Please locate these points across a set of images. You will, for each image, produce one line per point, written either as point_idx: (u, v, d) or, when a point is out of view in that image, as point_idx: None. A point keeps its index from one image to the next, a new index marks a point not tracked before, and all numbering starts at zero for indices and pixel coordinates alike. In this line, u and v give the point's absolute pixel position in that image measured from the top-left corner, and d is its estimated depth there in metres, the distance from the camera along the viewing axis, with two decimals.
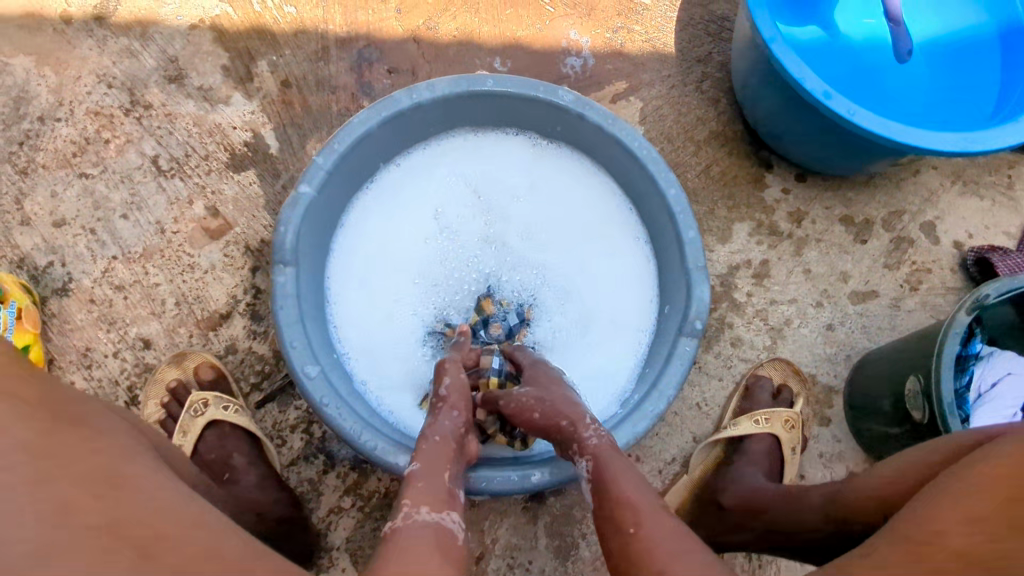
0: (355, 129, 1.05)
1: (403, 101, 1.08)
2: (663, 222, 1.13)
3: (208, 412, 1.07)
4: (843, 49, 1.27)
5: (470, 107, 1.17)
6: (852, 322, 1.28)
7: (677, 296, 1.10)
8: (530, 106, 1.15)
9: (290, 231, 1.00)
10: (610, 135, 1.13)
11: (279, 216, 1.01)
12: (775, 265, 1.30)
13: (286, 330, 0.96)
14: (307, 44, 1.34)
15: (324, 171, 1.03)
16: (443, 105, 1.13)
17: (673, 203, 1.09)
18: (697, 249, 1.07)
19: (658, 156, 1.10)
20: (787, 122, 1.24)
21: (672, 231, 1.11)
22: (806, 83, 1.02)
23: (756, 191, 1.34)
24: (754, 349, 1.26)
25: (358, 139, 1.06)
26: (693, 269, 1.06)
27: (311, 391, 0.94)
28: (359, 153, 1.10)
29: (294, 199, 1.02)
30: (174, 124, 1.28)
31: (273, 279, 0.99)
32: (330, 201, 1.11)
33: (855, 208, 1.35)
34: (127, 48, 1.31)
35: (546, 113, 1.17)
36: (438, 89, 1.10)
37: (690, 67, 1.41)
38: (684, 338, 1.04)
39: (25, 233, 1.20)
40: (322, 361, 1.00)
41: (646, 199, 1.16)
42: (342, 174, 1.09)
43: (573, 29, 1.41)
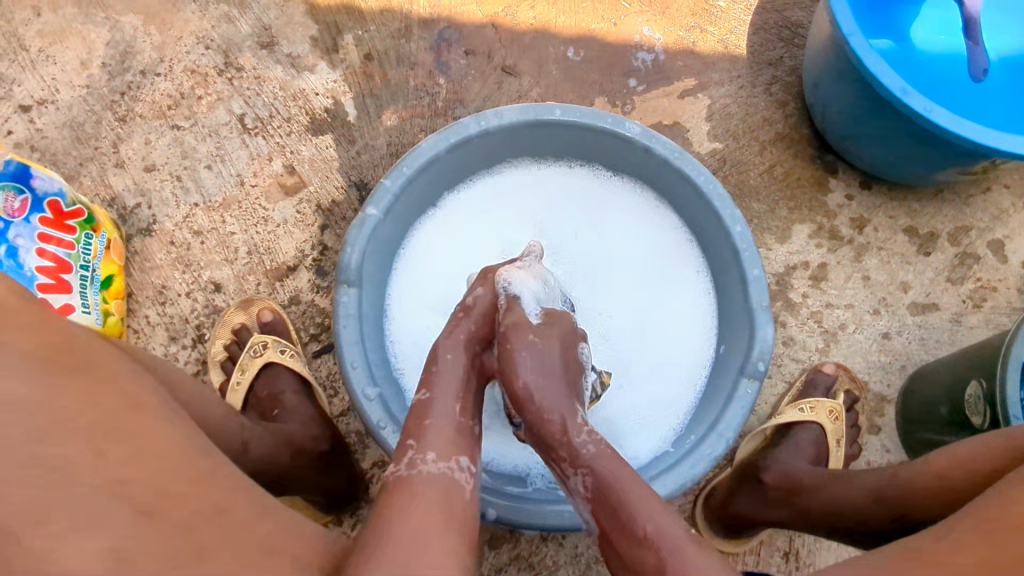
0: (423, 154, 1.06)
1: (471, 128, 1.08)
2: (726, 260, 1.10)
3: (266, 354, 1.11)
4: (918, 61, 1.27)
5: (535, 138, 1.16)
6: (909, 332, 1.26)
7: (738, 336, 1.07)
8: (594, 137, 1.14)
9: (355, 252, 1.01)
10: (675, 169, 1.10)
11: (346, 236, 1.02)
12: (833, 269, 1.29)
13: (347, 351, 0.96)
14: (391, 22, 1.41)
15: (390, 194, 1.04)
16: (508, 133, 1.12)
17: (739, 240, 1.06)
18: (762, 288, 1.04)
19: (723, 191, 1.07)
20: (858, 123, 1.24)
21: (735, 268, 1.08)
22: (883, 78, 1.03)
23: (819, 196, 1.34)
24: (806, 350, 1.25)
25: (425, 164, 1.07)
26: (757, 308, 1.03)
27: (369, 413, 0.94)
28: (423, 179, 1.10)
29: (361, 222, 1.02)
30: (261, 87, 1.35)
31: (336, 299, 1.00)
32: (395, 224, 1.11)
33: (920, 219, 1.33)
34: (225, 14, 1.40)
35: (612, 146, 1.15)
36: (506, 117, 1.09)
37: (761, 69, 1.43)
38: (745, 379, 1.00)
39: (118, 175, 1.28)
40: (382, 384, 0.99)
41: (709, 234, 1.13)
42: (407, 198, 1.10)
43: (647, 25, 1.44)
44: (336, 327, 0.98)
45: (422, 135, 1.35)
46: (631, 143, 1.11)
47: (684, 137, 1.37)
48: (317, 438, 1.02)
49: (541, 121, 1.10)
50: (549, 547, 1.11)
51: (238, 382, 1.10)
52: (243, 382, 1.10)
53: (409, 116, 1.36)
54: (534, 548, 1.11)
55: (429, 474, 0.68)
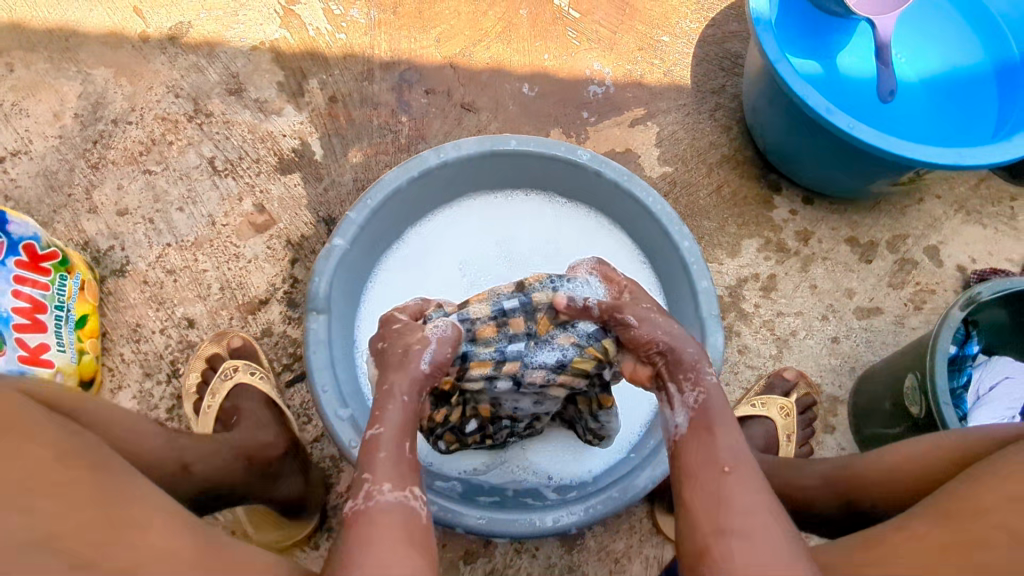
0: (387, 186, 1.13)
1: (430, 160, 1.15)
2: (677, 274, 1.17)
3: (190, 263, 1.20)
4: (843, 85, 1.39)
5: (491, 171, 1.23)
6: (857, 335, 1.33)
7: None
8: (547, 165, 1.22)
9: (323, 280, 1.06)
10: (625, 191, 1.18)
11: (314, 266, 1.07)
12: (782, 279, 1.37)
13: (317, 375, 1.00)
14: (354, 66, 1.49)
15: (356, 224, 1.10)
16: (466, 165, 1.20)
17: (687, 254, 1.14)
18: (711, 296, 1.11)
19: (670, 210, 1.16)
20: (794, 144, 1.33)
21: (685, 281, 1.15)
22: (809, 99, 1.12)
23: (765, 211, 1.42)
24: (760, 357, 1.31)
25: (388, 195, 1.14)
26: (708, 316, 1.10)
27: (341, 435, 0.97)
28: (387, 212, 1.16)
29: (328, 251, 1.08)
30: (230, 130, 1.41)
31: (307, 326, 1.04)
32: (363, 255, 1.16)
33: (860, 229, 1.42)
34: (195, 64, 1.47)
35: (565, 174, 1.23)
36: (464, 149, 1.17)
37: (704, 97, 1.52)
38: None
39: (91, 220, 1.32)
40: (352, 406, 1.03)
41: (660, 251, 1.20)
42: (373, 230, 1.16)
43: (596, 61, 1.54)
44: (306, 353, 1.03)
45: (387, 170, 1.41)
46: (582, 168, 1.19)
47: (635, 162, 1.46)
48: (288, 462, 1.04)
49: (496, 151, 1.18)
50: (523, 560, 1.14)
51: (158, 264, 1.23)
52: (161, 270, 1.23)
53: (374, 152, 1.42)
54: (509, 562, 1.13)
55: (365, 512, 0.64)
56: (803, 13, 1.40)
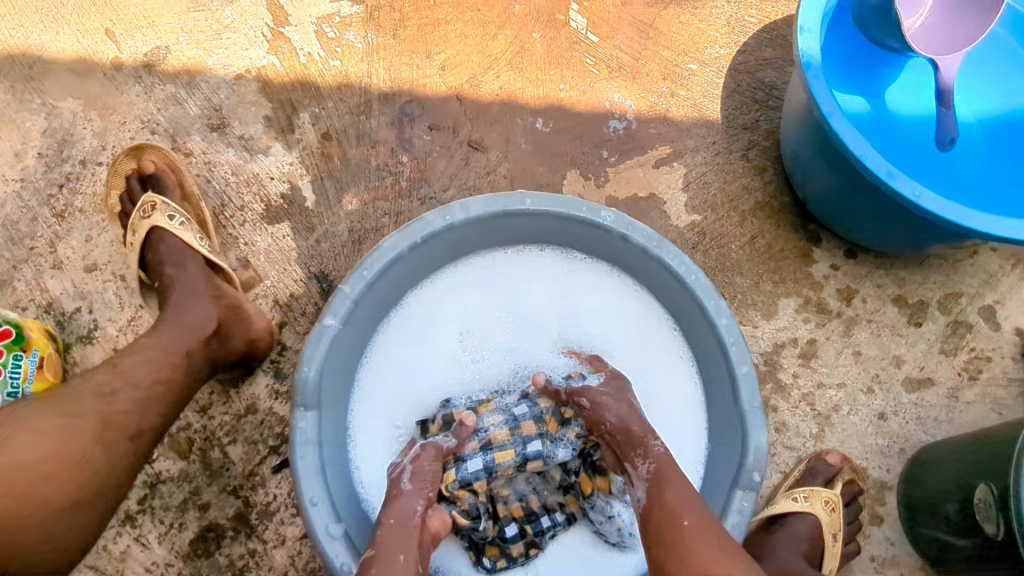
0: (385, 255, 0.99)
1: (436, 223, 1.01)
2: (713, 353, 1.04)
3: (152, 218, 1.10)
4: (896, 127, 1.23)
5: (503, 229, 1.09)
6: (906, 411, 1.20)
7: (729, 438, 1.00)
8: (566, 225, 1.08)
9: (313, 369, 0.93)
10: (655, 258, 1.05)
11: (301, 352, 0.94)
12: (823, 344, 1.23)
13: (304, 485, 0.88)
14: (350, 98, 1.34)
15: (350, 301, 0.97)
16: (475, 226, 1.06)
17: (725, 333, 1.00)
18: (752, 384, 0.98)
19: (706, 280, 1.02)
20: (839, 200, 1.19)
21: (723, 364, 1.02)
22: (869, 161, 0.97)
23: (804, 267, 1.28)
24: (799, 436, 1.18)
25: (387, 265, 1.00)
26: (750, 410, 0.97)
27: (333, 557, 0.85)
28: (385, 281, 1.03)
29: (319, 334, 0.94)
30: (212, 173, 1.28)
31: (293, 424, 0.91)
32: (358, 330, 1.03)
33: (909, 287, 1.28)
34: (173, 96, 1.32)
35: (586, 234, 1.09)
36: (473, 210, 1.03)
37: (737, 134, 1.37)
38: (740, 490, 0.94)
39: (56, 277, 1.19)
40: (345, 517, 0.91)
41: (693, 325, 1.07)
42: (369, 303, 1.02)
43: (617, 92, 1.39)
44: (293, 457, 0.90)
45: (385, 219, 1.27)
46: (606, 231, 1.05)
47: (661, 209, 1.31)
48: None
49: (509, 212, 1.04)
50: None
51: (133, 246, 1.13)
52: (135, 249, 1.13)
53: (371, 198, 1.28)
54: None
55: None
56: (849, 43, 1.25)
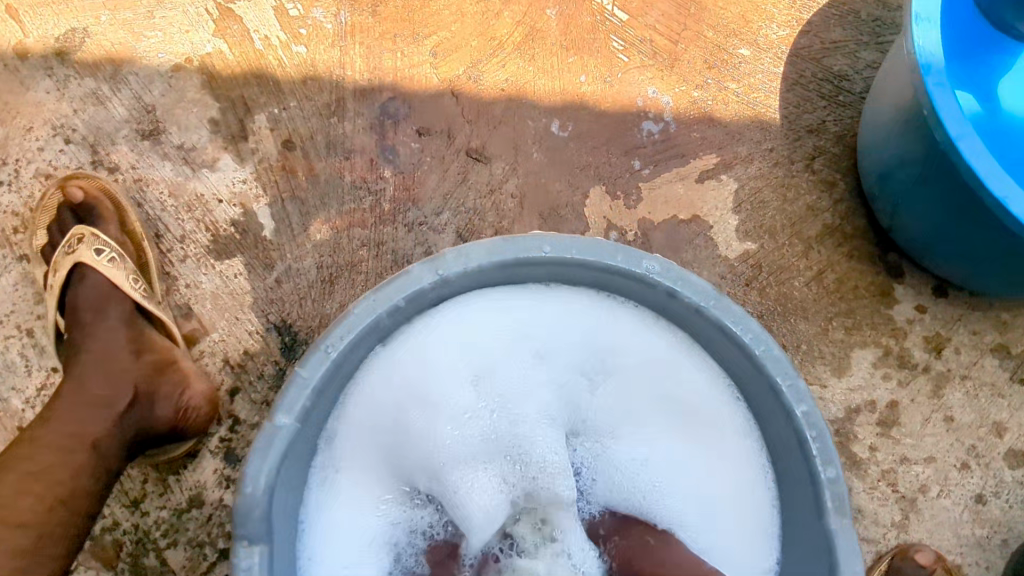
0: (356, 324, 0.74)
1: (424, 279, 0.77)
2: (787, 443, 0.80)
3: (78, 253, 0.87)
4: (1003, 134, 1.00)
5: (515, 276, 0.84)
6: (1010, 493, 0.97)
7: (811, 557, 0.77)
8: (592, 273, 0.83)
9: (261, 487, 0.69)
10: (711, 319, 0.80)
11: (244, 462, 0.70)
12: (907, 408, 1.00)
13: None
14: (318, 94, 1.07)
15: (310, 389, 0.72)
16: (476, 276, 0.80)
17: (804, 423, 0.76)
18: (841, 492, 0.75)
19: (779, 353, 0.78)
20: (940, 234, 0.95)
21: (801, 461, 0.78)
22: (1014, 204, 0.73)
23: (882, 308, 1.04)
24: (880, 527, 0.95)
25: (359, 336, 0.76)
26: (838, 528, 0.73)
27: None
28: (359, 352, 0.79)
29: (268, 436, 0.71)
30: (145, 193, 1.02)
31: (233, 562, 0.68)
32: (322, 416, 0.79)
33: (1012, 334, 1.04)
34: (93, 93, 1.05)
35: (619, 284, 0.84)
36: (473, 259, 0.78)
37: (799, 139, 1.11)
38: None
39: None
40: None
41: (760, 402, 0.83)
42: (336, 380, 0.78)
43: (652, 85, 1.11)
44: None
45: (363, 251, 1.01)
46: (649, 284, 0.80)
47: (706, 236, 1.06)
48: None
49: (522, 261, 0.78)
50: None
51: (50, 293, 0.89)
52: (51, 298, 0.87)
53: (345, 224, 1.02)
54: None
55: None
56: (959, 21, 1.01)
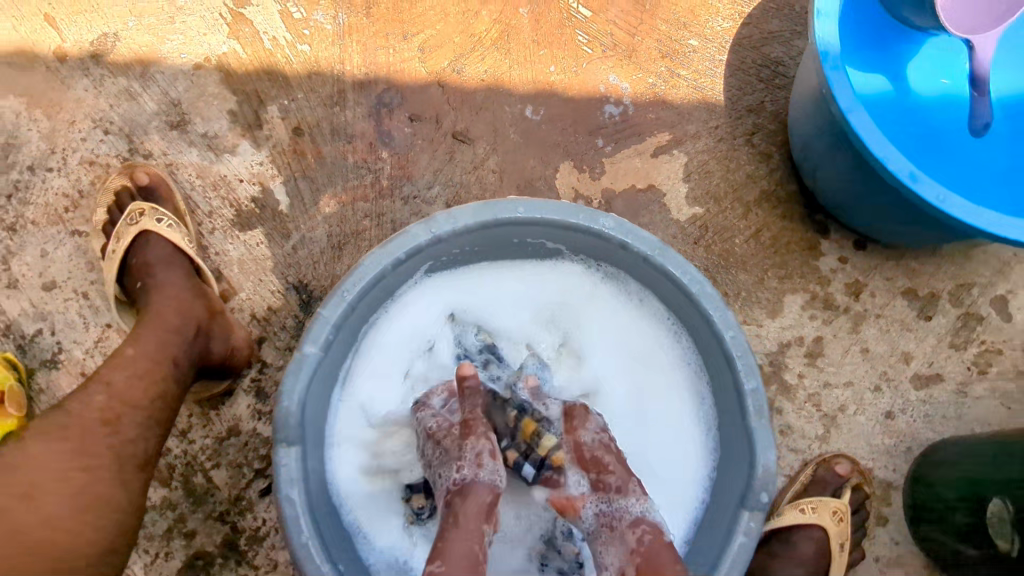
0: (366, 274, 0.91)
1: (420, 237, 0.94)
2: (719, 365, 0.98)
3: (142, 223, 1.04)
4: (913, 105, 1.16)
5: (498, 237, 1.01)
6: (914, 409, 1.17)
7: (738, 454, 0.96)
8: (559, 231, 1.00)
9: (294, 404, 0.87)
10: (656, 265, 0.98)
11: (281, 385, 0.87)
12: (830, 343, 1.19)
13: (293, 527, 0.83)
14: (322, 87, 1.23)
15: (330, 326, 0.90)
16: (463, 235, 0.98)
17: (731, 346, 0.95)
18: (761, 400, 0.93)
19: (711, 291, 0.96)
20: (851, 192, 1.12)
21: (730, 378, 0.96)
22: (890, 163, 0.90)
23: (811, 260, 1.22)
24: (805, 439, 1.15)
25: (369, 284, 0.93)
26: (756, 427, 0.92)
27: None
28: (370, 297, 0.96)
29: (298, 364, 0.88)
30: (176, 175, 1.18)
31: (275, 462, 0.86)
32: (340, 353, 0.97)
33: (920, 279, 1.22)
34: (126, 90, 1.20)
35: (582, 240, 1.02)
36: (460, 220, 0.95)
37: (740, 117, 1.29)
38: (748, 512, 0.90)
39: (11, 297, 1.10)
40: (337, 553, 0.87)
41: (699, 335, 1.01)
42: (352, 322, 0.95)
43: (612, 73, 1.29)
44: (279, 497, 0.84)
45: (366, 221, 1.18)
46: (605, 238, 0.98)
47: (661, 202, 1.23)
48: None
49: (499, 221, 0.96)
50: None
51: (112, 260, 1.04)
52: (117, 261, 1.04)
53: (350, 199, 1.19)
54: None
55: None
56: (865, 17, 1.17)
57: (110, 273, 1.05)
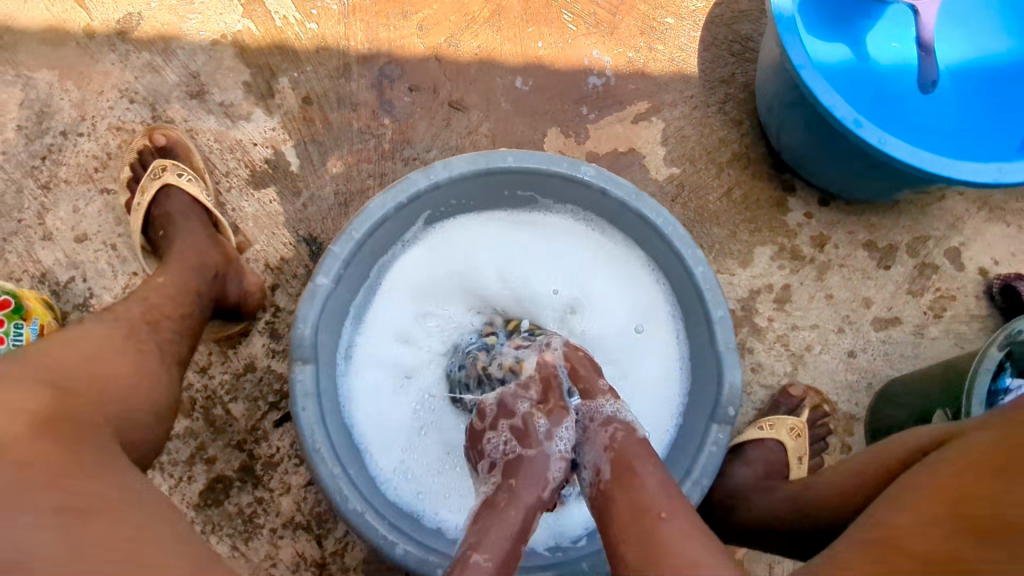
0: (372, 214, 1.01)
1: (420, 182, 1.04)
2: (691, 300, 1.08)
3: (164, 177, 1.15)
4: (869, 71, 1.27)
5: (491, 186, 1.12)
6: (874, 349, 1.27)
7: (709, 377, 1.06)
8: (547, 181, 1.11)
9: (308, 328, 0.97)
10: (633, 209, 1.08)
11: (296, 311, 0.97)
12: (796, 289, 1.29)
13: (307, 434, 0.92)
14: (329, 61, 1.34)
15: (340, 260, 0.99)
16: (459, 183, 1.08)
17: (702, 280, 1.04)
18: (728, 326, 1.03)
19: (683, 231, 1.06)
20: (811, 150, 1.24)
21: (701, 310, 1.06)
22: (836, 110, 1.02)
23: (778, 215, 1.32)
24: (774, 375, 1.25)
25: (375, 225, 1.02)
26: (724, 350, 1.02)
27: (335, 493, 0.91)
28: (376, 239, 1.06)
29: (311, 293, 0.98)
30: (195, 140, 1.29)
31: (291, 378, 0.95)
32: (348, 289, 1.07)
33: (879, 232, 1.33)
34: (149, 63, 1.31)
35: (567, 189, 1.12)
36: (456, 168, 1.05)
37: (713, 87, 1.40)
38: (716, 425, 1.00)
39: (47, 248, 1.21)
40: (347, 460, 0.97)
41: (673, 273, 1.11)
42: (359, 260, 1.05)
43: (595, 48, 1.40)
44: (294, 409, 0.94)
45: (370, 181, 1.29)
46: (587, 186, 1.08)
47: (640, 163, 1.34)
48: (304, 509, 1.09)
49: (491, 169, 1.06)
50: None
51: (137, 212, 1.15)
52: (142, 211, 1.15)
53: (355, 161, 1.30)
54: None
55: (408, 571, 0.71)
56: None
57: (137, 223, 1.15)
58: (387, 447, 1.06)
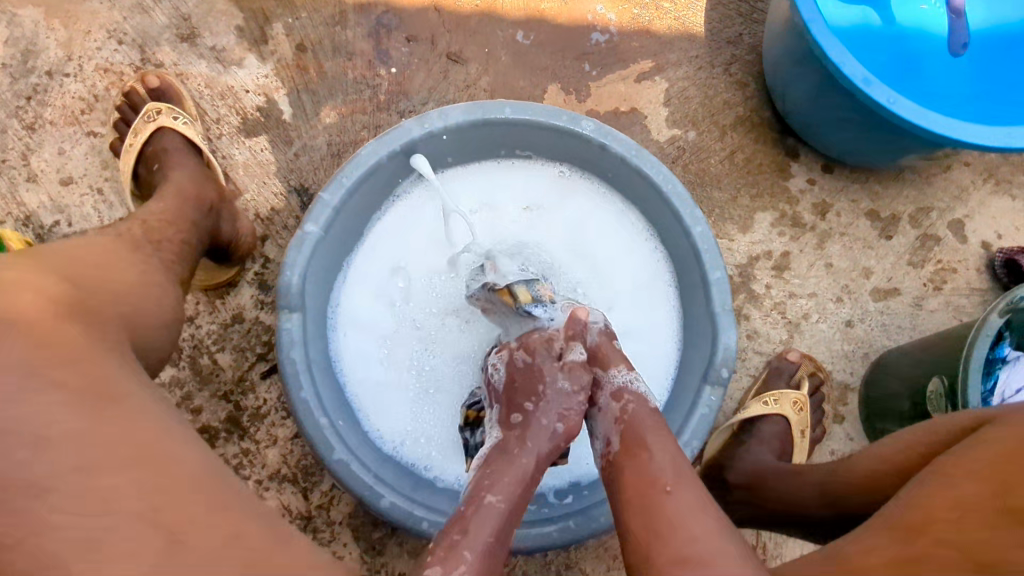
0: (364, 161, 0.98)
1: (414, 131, 1.00)
2: (688, 261, 1.06)
3: (159, 120, 1.12)
4: (887, 32, 1.23)
5: (485, 138, 1.09)
6: (872, 319, 1.25)
7: (703, 339, 1.04)
8: (544, 135, 1.08)
9: (296, 274, 0.94)
10: (633, 167, 1.05)
11: (284, 257, 0.95)
12: (796, 257, 1.27)
13: (292, 381, 0.91)
14: (324, 8, 1.30)
15: (330, 208, 0.97)
16: (455, 134, 1.05)
17: (699, 241, 1.02)
18: (724, 289, 1.00)
19: (682, 191, 1.02)
20: (818, 114, 1.20)
21: (697, 271, 1.04)
22: (846, 68, 0.99)
23: (780, 181, 1.30)
24: (770, 342, 1.24)
25: (366, 173, 0.99)
26: (719, 311, 0.99)
27: (320, 443, 0.89)
28: (366, 189, 1.03)
29: (300, 239, 0.96)
30: (185, 84, 1.25)
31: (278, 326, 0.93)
32: (337, 241, 1.05)
33: (882, 202, 1.31)
34: (138, 3, 1.27)
35: (566, 144, 1.09)
36: (451, 118, 1.02)
37: (720, 47, 1.36)
38: (708, 387, 0.98)
39: (31, 190, 1.18)
40: (332, 411, 0.95)
41: (670, 234, 1.09)
42: (349, 210, 1.03)
43: (600, 3, 1.35)
44: (279, 355, 0.92)
45: (364, 132, 1.26)
46: (586, 141, 1.05)
47: (642, 124, 1.31)
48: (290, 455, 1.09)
49: (488, 120, 1.03)
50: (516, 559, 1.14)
51: (128, 153, 1.12)
52: (133, 152, 1.12)
53: (349, 111, 1.26)
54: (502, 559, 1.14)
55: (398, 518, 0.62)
56: None
57: (126, 165, 1.12)
58: (377, 399, 1.07)
